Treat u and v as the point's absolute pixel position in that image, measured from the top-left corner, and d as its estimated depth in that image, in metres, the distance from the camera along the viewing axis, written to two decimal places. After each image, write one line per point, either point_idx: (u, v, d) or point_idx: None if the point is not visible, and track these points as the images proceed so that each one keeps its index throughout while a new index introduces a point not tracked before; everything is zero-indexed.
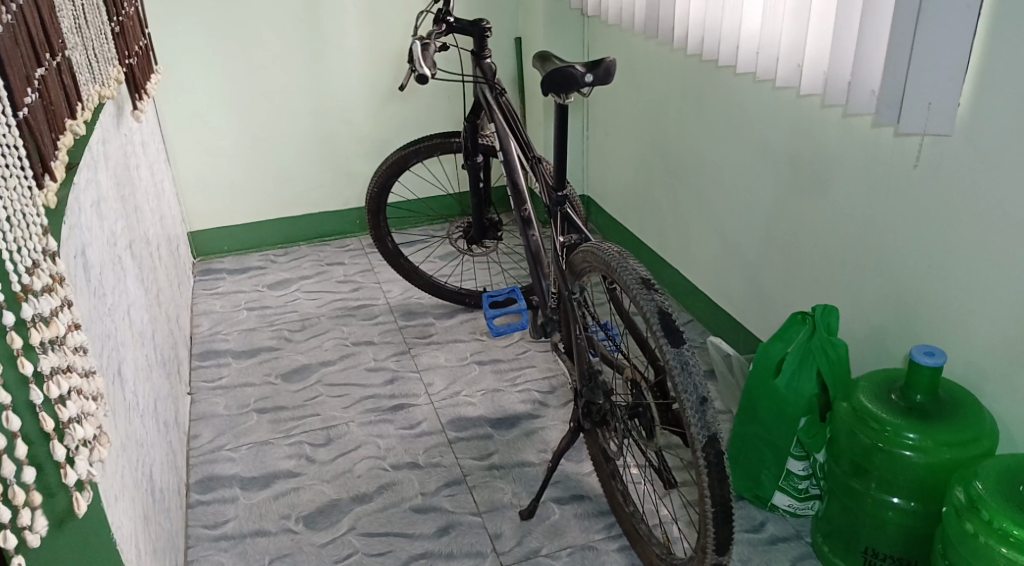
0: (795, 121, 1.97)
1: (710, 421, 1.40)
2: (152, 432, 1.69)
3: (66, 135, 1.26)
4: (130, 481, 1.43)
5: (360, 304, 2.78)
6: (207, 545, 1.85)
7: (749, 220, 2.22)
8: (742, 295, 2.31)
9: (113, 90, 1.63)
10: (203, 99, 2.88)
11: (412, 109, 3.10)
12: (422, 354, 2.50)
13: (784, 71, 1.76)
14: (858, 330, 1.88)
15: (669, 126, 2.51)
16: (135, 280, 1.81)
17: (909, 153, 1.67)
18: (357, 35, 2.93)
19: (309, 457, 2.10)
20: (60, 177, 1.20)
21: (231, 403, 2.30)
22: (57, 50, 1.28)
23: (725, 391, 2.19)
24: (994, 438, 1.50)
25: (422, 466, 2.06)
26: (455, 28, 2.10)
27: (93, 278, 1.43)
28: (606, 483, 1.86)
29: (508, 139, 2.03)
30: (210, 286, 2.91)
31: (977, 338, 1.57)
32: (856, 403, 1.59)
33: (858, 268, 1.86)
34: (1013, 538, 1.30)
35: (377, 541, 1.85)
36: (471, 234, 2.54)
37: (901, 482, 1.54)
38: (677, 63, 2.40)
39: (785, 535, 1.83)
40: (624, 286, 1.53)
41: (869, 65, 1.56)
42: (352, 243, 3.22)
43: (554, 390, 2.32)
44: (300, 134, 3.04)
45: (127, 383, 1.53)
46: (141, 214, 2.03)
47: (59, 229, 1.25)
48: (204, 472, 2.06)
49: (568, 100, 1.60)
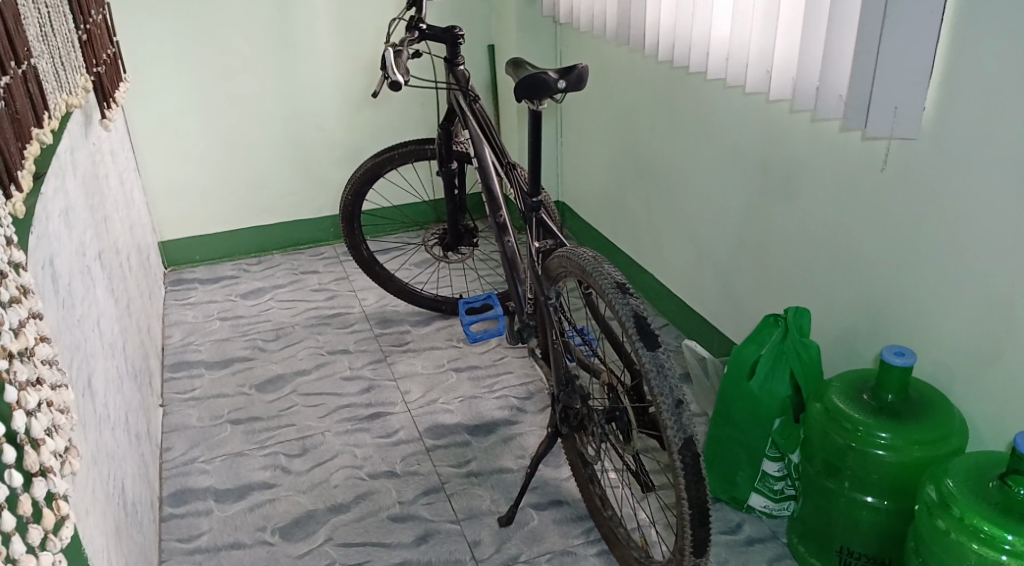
0: (765, 126, 1.99)
1: (686, 423, 1.41)
2: (123, 444, 1.67)
3: (32, 143, 1.25)
4: (101, 494, 1.41)
5: (335, 312, 2.77)
6: (181, 559, 1.83)
7: (721, 224, 2.24)
8: (715, 298, 2.33)
9: (81, 99, 1.61)
10: (173, 108, 2.86)
11: (385, 116, 3.10)
12: (399, 362, 2.49)
13: (754, 76, 1.78)
14: (829, 332, 1.90)
15: (641, 131, 2.53)
16: (105, 289, 1.79)
17: (877, 156, 1.69)
18: (329, 42, 2.93)
19: (284, 468, 2.08)
20: (26, 187, 1.19)
21: (204, 415, 2.27)
22: (23, 58, 1.27)
23: (700, 394, 2.20)
24: (964, 434, 1.53)
25: (399, 474, 2.05)
26: (427, 35, 2.10)
27: (61, 289, 1.41)
28: (584, 487, 1.86)
29: (482, 145, 2.03)
30: (182, 296, 2.88)
31: (945, 338, 1.59)
32: (828, 404, 1.60)
33: (828, 269, 1.88)
34: (984, 534, 1.32)
35: (355, 551, 1.84)
36: (446, 241, 2.54)
37: (874, 482, 1.56)
38: (647, 69, 2.42)
39: (761, 536, 1.84)
40: (599, 290, 1.53)
41: (837, 70, 1.58)
42: (326, 251, 3.20)
43: (531, 395, 2.33)
44: (272, 143, 3.03)
45: (97, 395, 1.51)
46: (111, 224, 2.00)
47: (26, 239, 1.24)
48: (177, 485, 2.03)
49: (541, 106, 1.61)
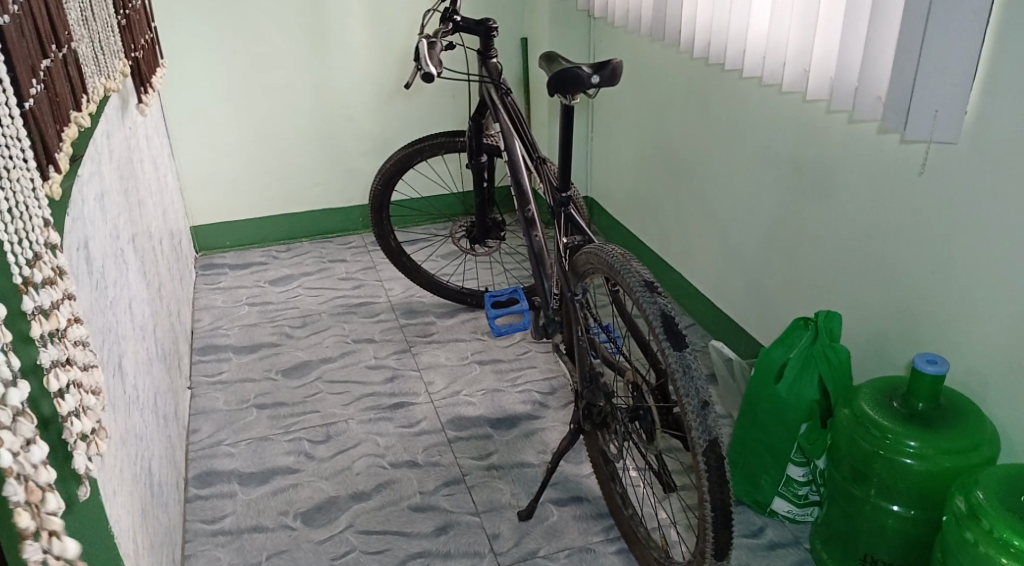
0: (800, 126, 1.96)
1: (711, 425, 1.40)
2: (151, 426, 1.69)
3: (71, 127, 1.26)
4: (129, 474, 1.42)
5: (362, 301, 2.78)
6: (204, 540, 1.85)
7: (752, 224, 2.22)
8: (742, 297, 2.31)
9: (118, 82, 1.63)
10: (207, 93, 2.88)
11: (415, 107, 3.10)
12: (423, 353, 2.50)
13: (790, 74, 1.76)
14: (859, 336, 1.88)
15: (672, 127, 2.51)
16: (137, 273, 1.81)
17: (914, 160, 1.66)
18: (362, 33, 2.93)
19: (307, 454, 2.09)
20: (64, 169, 1.20)
21: (231, 399, 2.29)
22: (63, 42, 1.28)
23: (725, 395, 2.18)
24: (996, 446, 1.50)
25: (420, 464, 2.06)
26: (461, 26, 2.09)
27: (95, 271, 1.42)
28: (605, 485, 1.85)
29: (513, 139, 2.02)
30: (212, 280, 2.91)
31: (981, 346, 1.56)
32: (857, 409, 1.59)
33: (860, 273, 1.85)
34: (1013, 547, 1.29)
35: (374, 539, 1.85)
36: (473, 234, 2.53)
37: (900, 490, 1.53)
38: (681, 65, 2.40)
39: (783, 540, 1.82)
40: (627, 288, 1.52)
41: (877, 70, 1.55)
42: (354, 240, 3.21)
43: (554, 390, 2.32)
44: (304, 131, 3.04)
45: (127, 377, 1.52)
46: (144, 208, 2.02)
47: (62, 221, 1.25)
48: (202, 467, 2.05)
49: (573, 101, 1.59)
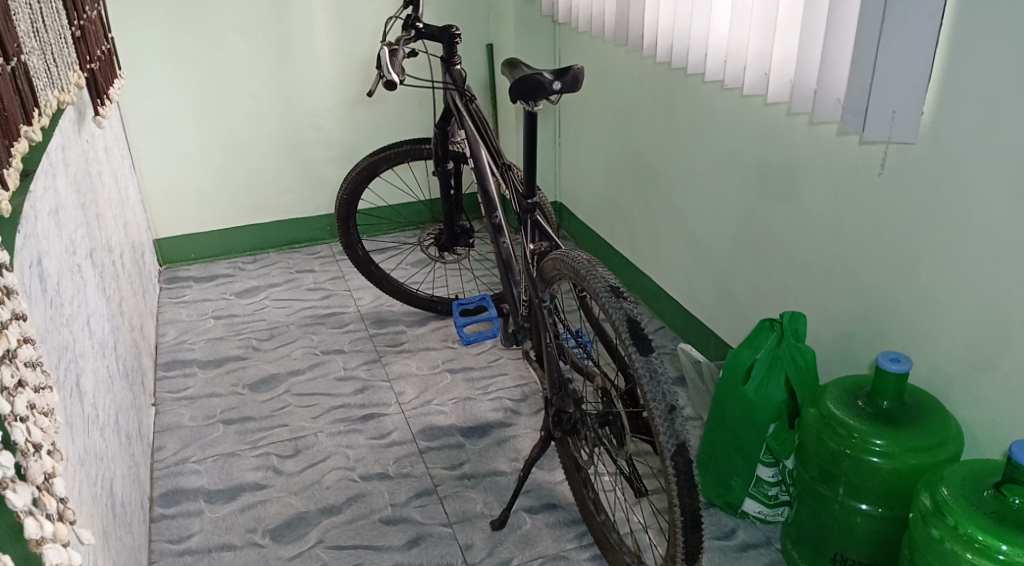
0: (762, 130, 1.98)
1: (679, 429, 1.39)
2: (113, 444, 1.66)
3: (21, 142, 1.24)
4: (89, 496, 1.40)
5: (330, 312, 2.76)
6: (171, 560, 1.82)
7: (719, 229, 2.22)
8: (709, 299, 2.32)
9: (73, 96, 1.60)
10: (170, 104, 2.85)
11: (381, 115, 3.08)
12: (393, 363, 2.48)
13: (752, 78, 1.77)
14: (826, 337, 1.89)
15: (639, 132, 2.51)
16: (97, 288, 1.78)
17: (875, 160, 1.67)
18: (325, 41, 2.91)
19: (276, 469, 2.07)
20: (13, 186, 1.18)
21: (197, 414, 2.26)
22: (13, 56, 1.24)
23: (695, 398, 2.19)
24: (960, 442, 1.51)
25: (392, 476, 2.04)
26: (423, 34, 2.07)
27: (50, 288, 1.40)
28: (577, 491, 1.84)
29: (479, 146, 2.01)
30: (176, 294, 2.87)
31: (944, 344, 1.58)
32: (823, 410, 1.59)
33: (824, 273, 1.86)
34: (977, 543, 1.31)
35: (346, 554, 1.83)
36: (442, 241, 2.52)
37: (869, 488, 1.54)
38: (645, 70, 2.41)
39: (755, 542, 1.82)
40: (593, 293, 1.52)
41: (835, 75, 1.57)
42: (321, 250, 3.19)
43: (526, 397, 2.31)
44: (270, 141, 3.01)
45: (86, 396, 1.49)
46: (103, 222, 1.99)
47: (12, 238, 1.22)
48: (168, 485, 2.02)
49: (536, 108, 1.59)
